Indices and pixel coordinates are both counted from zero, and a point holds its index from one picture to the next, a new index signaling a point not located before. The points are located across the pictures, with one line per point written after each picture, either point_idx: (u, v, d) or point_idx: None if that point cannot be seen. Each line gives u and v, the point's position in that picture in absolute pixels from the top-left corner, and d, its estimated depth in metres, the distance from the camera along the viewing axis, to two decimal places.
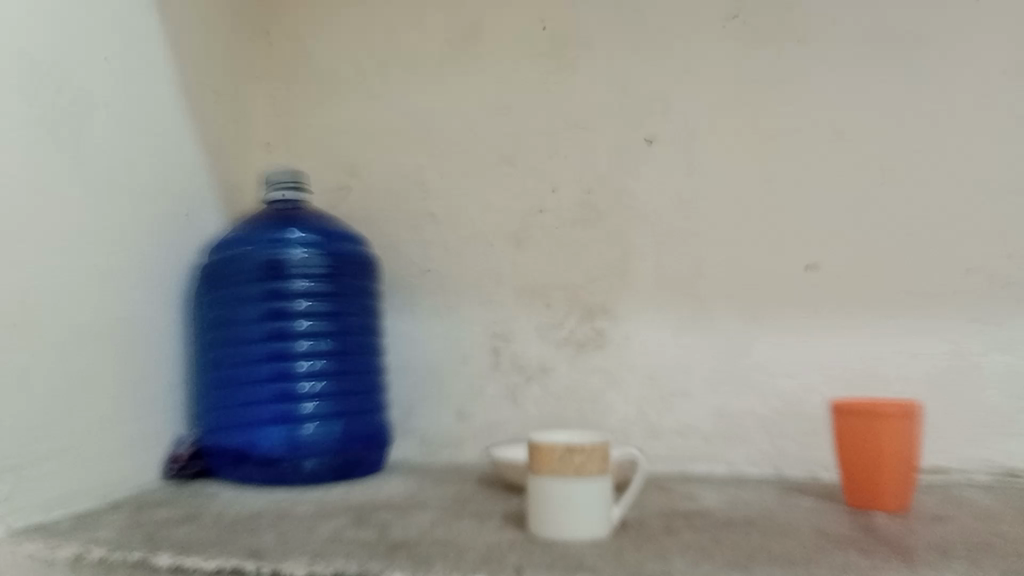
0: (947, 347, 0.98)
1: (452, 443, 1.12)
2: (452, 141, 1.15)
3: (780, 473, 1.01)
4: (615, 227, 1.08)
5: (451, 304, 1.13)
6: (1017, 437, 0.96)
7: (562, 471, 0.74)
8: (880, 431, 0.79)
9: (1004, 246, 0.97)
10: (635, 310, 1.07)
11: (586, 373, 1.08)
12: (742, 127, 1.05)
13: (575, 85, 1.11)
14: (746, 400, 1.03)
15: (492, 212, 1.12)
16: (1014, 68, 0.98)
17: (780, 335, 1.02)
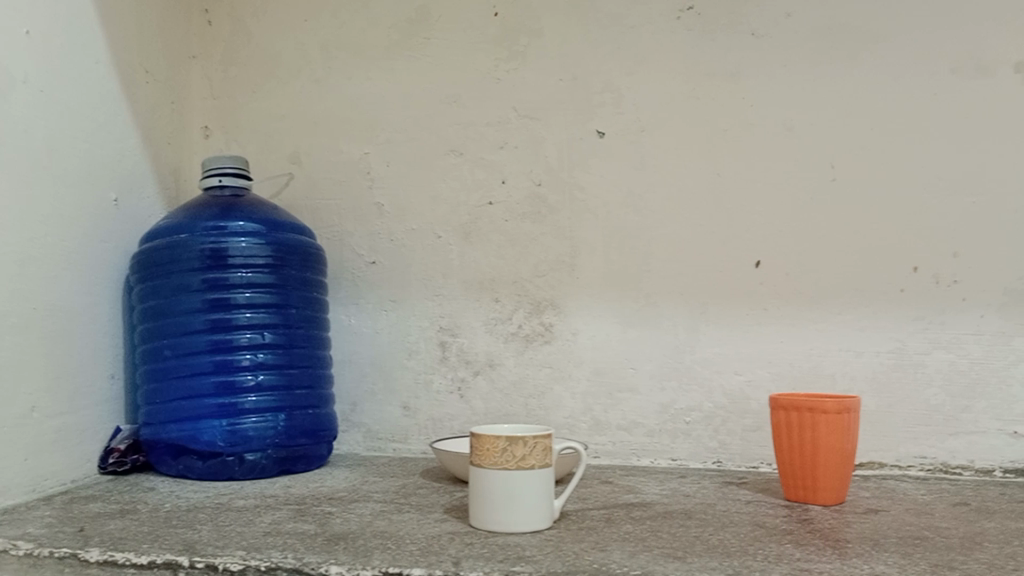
0: (892, 346, 0.98)
1: (398, 437, 1.12)
2: (400, 131, 1.14)
3: (723, 467, 1.02)
4: (563, 221, 1.08)
5: (398, 297, 1.12)
6: (957, 436, 0.96)
7: (504, 463, 0.68)
8: (819, 427, 0.78)
9: (950, 245, 0.97)
10: (582, 305, 1.06)
11: (533, 367, 1.07)
12: (693, 121, 1.05)
13: (526, 75, 1.10)
14: (692, 396, 1.03)
15: (440, 203, 1.12)
16: (964, 67, 0.98)
17: (726, 332, 1.02)
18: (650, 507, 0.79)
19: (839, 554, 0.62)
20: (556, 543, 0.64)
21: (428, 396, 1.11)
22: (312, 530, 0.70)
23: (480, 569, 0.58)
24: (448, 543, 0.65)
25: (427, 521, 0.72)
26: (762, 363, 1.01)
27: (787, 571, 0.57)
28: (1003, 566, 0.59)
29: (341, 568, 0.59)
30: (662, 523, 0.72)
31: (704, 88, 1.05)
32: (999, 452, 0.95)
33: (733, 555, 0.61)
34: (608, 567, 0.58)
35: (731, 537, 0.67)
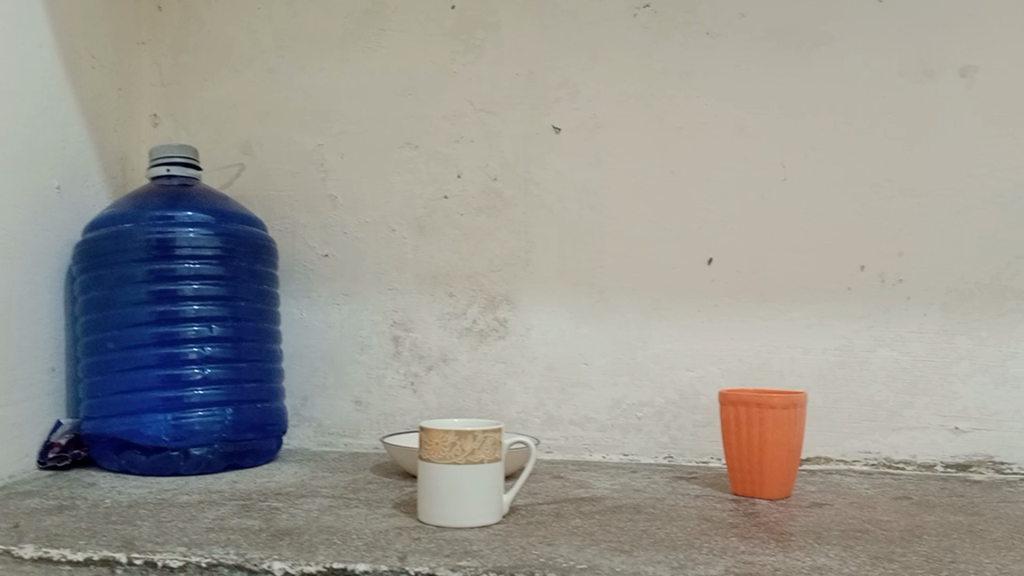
0: (838, 344, 1.00)
1: (349, 432, 1.10)
2: (354, 122, 1.12)
3: (673, 462, 1.03)
4: (518, 215, 1.07)
5: (351, 291, 1.11)
6: (901, 431, 0.98)
7: (453, 457, 0.67)
8: (767, 421, 0.79)
9: (896, 245, 0.99)
10: (536, 300, 1.06)
11: (486, 362, 1.07)
12: (648, 118, 1.05)
13: (482, 68, 1.10)
14: (644, 392, 1.04)
15: (394, 196, 1.11)
16: (911, 70, 1.00)
17: (678, 328, 1.03)
18: (599, 501, 0.79)
19: (783, 547, 0.62)
20: (504, 537, 0.64)
21: (381, 391, 1.10)
22: (257, 525, 0.69)
23: (426, 564, 0.57)
24: (395, 538, 0.64)
25: (375, 517, 0.72)
26: (713, 359, 1.02)
27: (731, 564, 0.57)
28: (940, 558, 0.61)
29: (284, 564, 0.58)
30: (610, 517, 0.72)
31: (659, 85, 1.05)
32: (940, 447, 0.98)
33: (679, 549, 0.61)
34: (555, 561, 0.58)
35: (678, 531, 0.67)
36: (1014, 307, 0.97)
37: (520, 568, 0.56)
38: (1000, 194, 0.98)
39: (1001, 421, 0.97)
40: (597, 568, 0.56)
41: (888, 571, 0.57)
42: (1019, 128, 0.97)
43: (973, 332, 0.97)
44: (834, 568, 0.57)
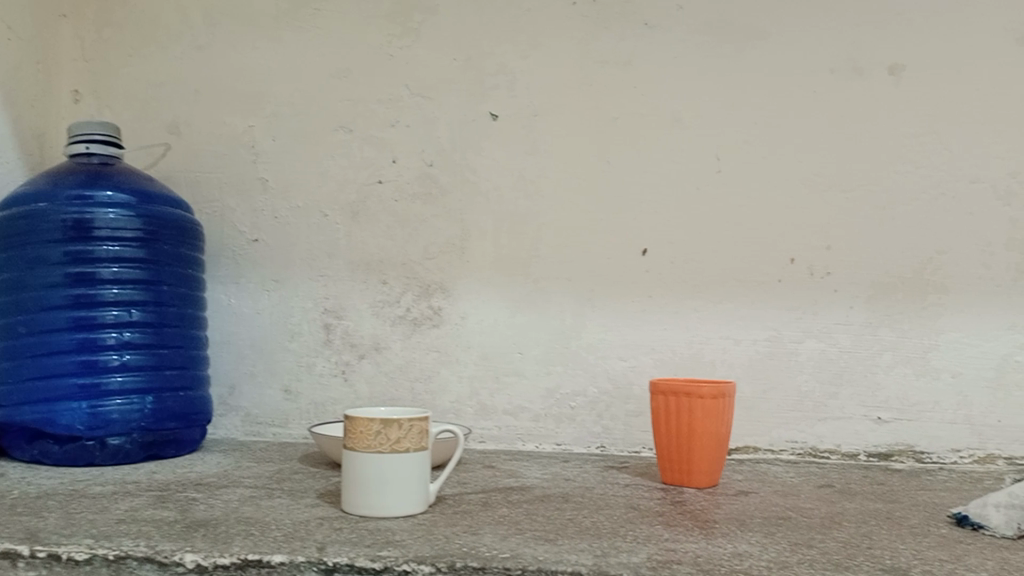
0: (768, 335, 1.01)
1: (278, 421, 1.08)
2: (286, 104, 1.10)
3: (606, 452, 1.03)
4: (454, 203, 1.06)
5: (281, 277, 1.08)
6: (826, 421, 1.00)
7: (377, 446, 0.66)
8: (695, 411, 0.80)
9: (825, 238, 1.01)
10: (470, 288, 1.05)
11: (419, 351, 1.06)
12: (585, 107, 1.05)
13: (418, 52, 1.08)
14: (578, 382, 1.04)
15: (327, 180, 1.08)
16: (842, 67, 1.02)
17: (612, 318, 1.03)
18: (528, 491, 0.79)
19: (706, 534, 0.63)
20: (427, 527, 0.63)
21: (311, 380, 1.07)
22: (172, 517, 0.66)
23: (345, 555, 0.56)
24: (316, 528, 0.63)
25: (297, 507, 0.70)
26: (645, 349, 1.03)
27: (653, 552, 0.57)
28: (857, 544, 0.61)
29: (196, 557, 0.56)
30: (538, 506, 0.72)
31: (596, 75, 1.05)
32: (863, 436, 1.00)
33: (603, 537, 0.61)
34: (477, 551, 0.57)
35: (604, 519, 0.67)
36: (936, 301, 0.99)
37: (442, 557, 0.55)
38: (924, 190, 1.00)
39: (922, 412, 0.99)
40: (519, 556, 0.56)
41: (805, 556, 0.58)
42: (945, 126, 1.00)
43: (897, 325, 0.99)
44: (753, 555, 0.57)
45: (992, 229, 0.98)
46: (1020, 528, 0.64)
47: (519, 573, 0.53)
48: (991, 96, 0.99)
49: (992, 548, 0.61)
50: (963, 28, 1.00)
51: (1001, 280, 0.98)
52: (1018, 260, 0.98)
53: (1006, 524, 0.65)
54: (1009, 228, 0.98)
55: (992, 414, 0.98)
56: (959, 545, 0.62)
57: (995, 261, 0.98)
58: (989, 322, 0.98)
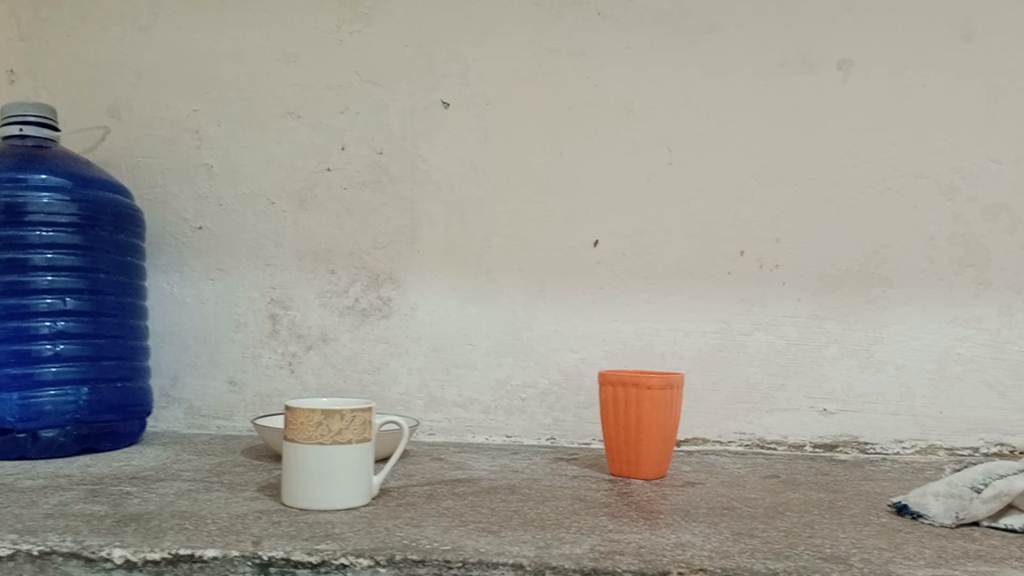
0: (717, 327, 1.02)
1: (222, 414, 1.05)
2: (232, 88, 1.07)
3: (556, 444, 1.03)
4: (404, 192, 1.04)
5: (226, 266, 1.06)
6: (774, 413, 1.01)
7: (318, 437, 0.64)
8: (644, 402, 0.80)
9: (774, 231, 1.01)
10: (420, 279, 1.04)
11: (368, 342, 1.04)
12: (537, 97, 1.04)
13: (369, 37, 1.06)
14: (528, 374, 1.03)
15: (274, 167, 1.06)
16: (792, 61, 1.02)
17: (564, 310, 1.03)
18: (475, 483, 0.78)
19: (650, 525, 0.63)
20: (368, 520, 0.62)
21: (257, 371, 1.05)
22: (103, 511, 0.64)
23: (281, 548, 0.54)
24: (253, 522, 0.61)
25: (235, 500, 0.68)
26: (596, 341, 1.02)
27: (597, 543, 0.57)
28: (798, 533, 0.62)
29: (125, 552, 0.54)
30: (483, 498, 0.71)
31: (549, 64, 1.04)
32: (810, 428, 1.01)
33: (546, 528, 0.60)
34: (418, 543, 0.56)
35: (549, 511, 0.66)
36: (881, 294, 1.00)
37: (381, 550, 0.54)
38: (871, 184, 1.01)
39: (866, 403, 1.00)
40: (460, 549, 0.55)
41: (747, 546, 0.58)
42: (891, 121, 1.01)
43: (843, 318, 1.00)
44: (697, 544, 0.57)
45: (936, 224, 1.00)
46: (958, 518, 0.66)
47: (459, 566, 0.52)
48: (935, 92, 1.01)
49: (930, 537, 0.62)
50: (910, 24, 1.01)
51: (944, 274, 0.99)
52: (961, 254, 0.99)
53: (944, 513, 0.66)
54: (952, 223, 1.00)
55: (933, 405, 1.00)
56: (898, 533, 0.63)
57: (939, 255, 1.00)
58: (931, 315, 1.00)
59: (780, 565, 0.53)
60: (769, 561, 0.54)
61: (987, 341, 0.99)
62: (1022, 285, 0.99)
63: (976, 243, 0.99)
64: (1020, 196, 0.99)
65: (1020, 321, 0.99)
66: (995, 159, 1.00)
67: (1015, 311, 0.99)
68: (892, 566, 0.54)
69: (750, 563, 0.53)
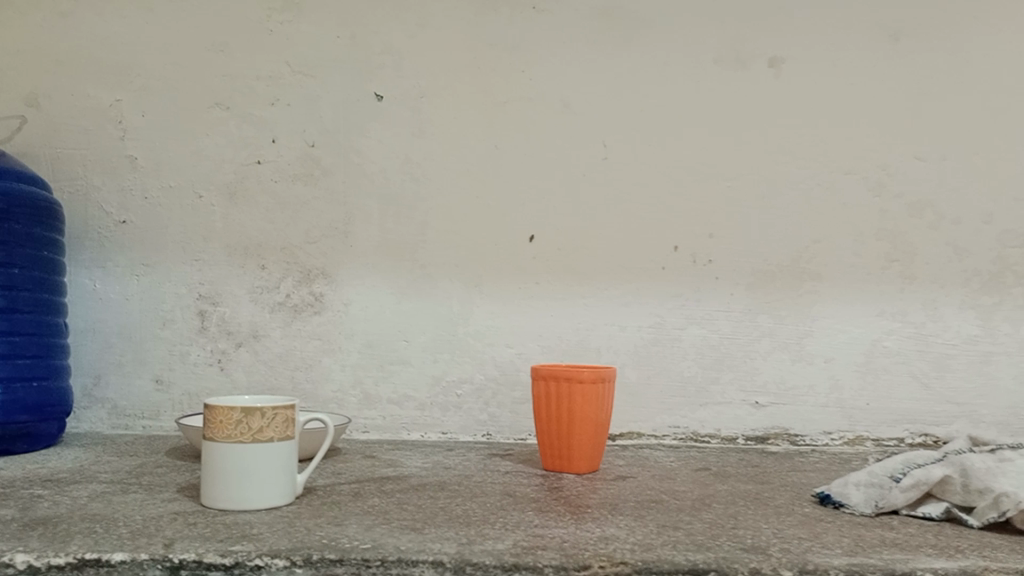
0: (651, 321, 1.02)
1: (148, 414, 1.02)
2: (158, 77, 1.04)
3: (492, 440, 1.02)
4: (337, 185, 1.03)
5: (152, 261, 1.02)
6: (707, 406, 1.02)
7: (238, 436, 0.63)
8: (576, 397, 0.80)
9: (707, 226, 1.02)
10: (354, 274, 1.02)
11: (300, 339, 1.02)
12: (472, 90, 1.03)
13: (301, 28, 1.04)
14: (464, 369, 1.02)
15: (202, 160, 1.03)
16: (725, 58, 1.03)
17: (499, 305, 1.02)
18: (404, 480, 0.77)
19: (576, 519, 0.62)
20: (288, 519, 0.60)
21: (185, 369, 1.02)
22: (9, 515, 0.61)
23: (193, 550, 0.53)
24: (167, 524, 0.59)
25: (152, 502, 0.66)
26: (532, 336, 1.02)
27: (520, 538, 0.56)
28: (722, 525, 0.62)
29: (27, 557, 0.52)
30: (411, 495, 0.70)
31: (485, 58, 1.03)
32: (742, 421, 1.02)
33: (470, 525, 0.60)
34: (337, 542, 0.55)
35: (476, 507, 0.66)
36: (811, 288, 1.02)
37: (298, 550, 0.53)
38: (801, 181, 1.02)
39: (797, 396, 1.02)
40: (380, 547, 0.54)
41: (670, 538, 0.58)
42: (822, 119, 1.03)
43: (775, 312, 1.02)
44: (620, 538, 0.57)
45: (863, 219, 1.02)
46: (878, 506, 0.67)
47: (378, 564, 0.51)
48: (863, 91, 1.03)
49: (850, 526, 0.63)
50: (839, 24, 1.03)
51: (871, 268, 1.02)
52: (887, 250, 1.02)
53: (864, 502, 0.68)
54: (878, 219, 1.02)
55: (861, 397, 1.02)
56: (819, 523, 0.64)
57: (866, 250, 1.02)
58: (859, 310, 1.02)
59: (701, 557, 0.53)
60: (690, 553, 0.54)
61: (912, 334, 1.01)
62: (944, 280, 1.01)
63: (902, 238, 1.02)
64: (943, 192, 1.02)
65: (942, 314, 1.01)
66: (920, 156, 1.02)
67: (938, 304, 1.01)
68: (810, 556, 0.54)
69: (671, 555, 0.53)
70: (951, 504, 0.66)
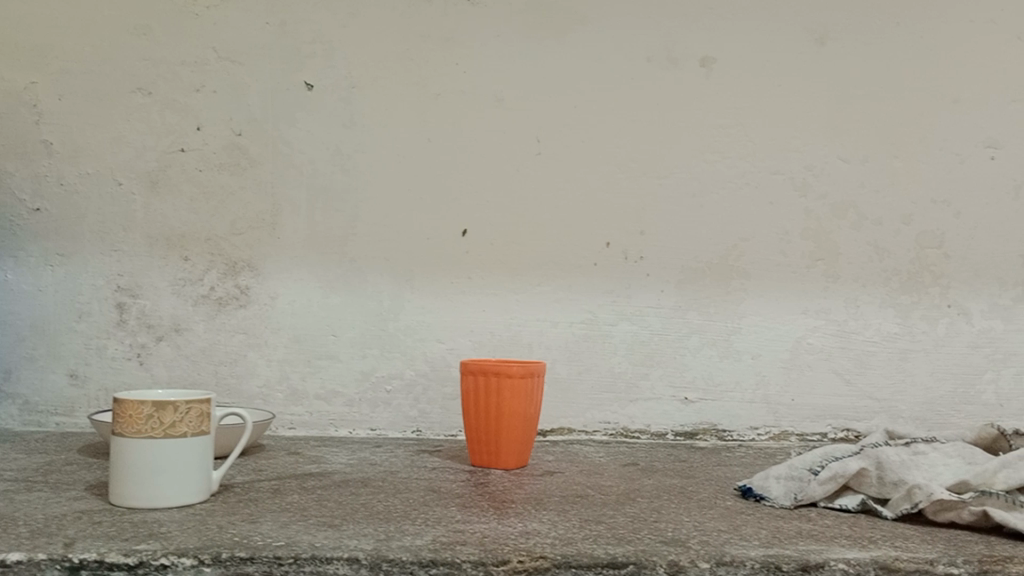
0: (583, 317, 1.02)
1: (62, 410, 0.98)
2: (76, 59, 0.99)
3: (422, 436, 1.01)
4: (264, 175, 1.00)
5: (67, 251, 0.98)
6: (637, 402, 1.03)
7: (149, 431, 0.60)
8: (505, 391, 0.79)
9: (638, 223, 1.03)
10: (281, 267, 1.00)
11: (224, 333, 0.99)
12: (404, 82, 1.02)
13: (228, 13, 1.01)
14: (393, 365, 1.01)
15: (122, 146, 0.99)
16: (658, 57, 1.04)
17: (430, 300, 1.01)
18: (327, 476, 0.75)
19: (499, 514, 0.62)
20: (200, 517, 0.58)
21: (101, 364, 0.98)
22: None
23: (95, 550, 0.50)
24: (71, 523, 0.56)
25: (56, 500, 0.63)
26: (463, 332, 1.01)
27: (440, 534, 0.55)
28: (644, 518, 0.62)
29: None
30: (332, 492, 0.68)
31: (418, 50, 1.02)
32: (671, 417, 1.03)
33: (390, 521, 0.58)
34: (249, 540, 0.53)
35: (398, 503, 0.64)
36: (739, 286, 1.03)
37: (207, 548, 0.51)
38: (730, 179, 1.04)
39: (724, 392, 1.03)
40: (293, 544, 0.52)
41: (592, 532, 0.57)
42: (751, 119, 1.04)
43: (704, 309, 1.03)
44: (542, 533, 0.57)
45: (790, 218, 1.04)
46: (796, 499, 0.68)
47: (290, 562, 0.50)
48: (792, 93, 1.05)
49: (770, 518, 0.64)
50: (769, 26, 1.05)
51: (797, 266, 1.04)
52: (812, 249, 1.04)
53: (784, 495, 0.69)
54: (805, 218, 1.04)
55: (786, 393, 1.04)
56: (740, 516, 0.64)
57: (792, 249, 1.04)
58: (785, 307, 1.04)
59: (621, 550, 0.53)
60: (610, 547, 0.54)
61: (835, 331, 1.04)
62: (866, 278, 1.04)
63: (826, 238, 1.04)
64: (866, 193, 1.04)
65: (864, 312, 1.04)
66: (844, 158, 1.04)
67: (860, 302, 1.04)
68: (727, 548, 0.54)
69: (591, 549, 0.53)
70: (866, 496, 0.68)
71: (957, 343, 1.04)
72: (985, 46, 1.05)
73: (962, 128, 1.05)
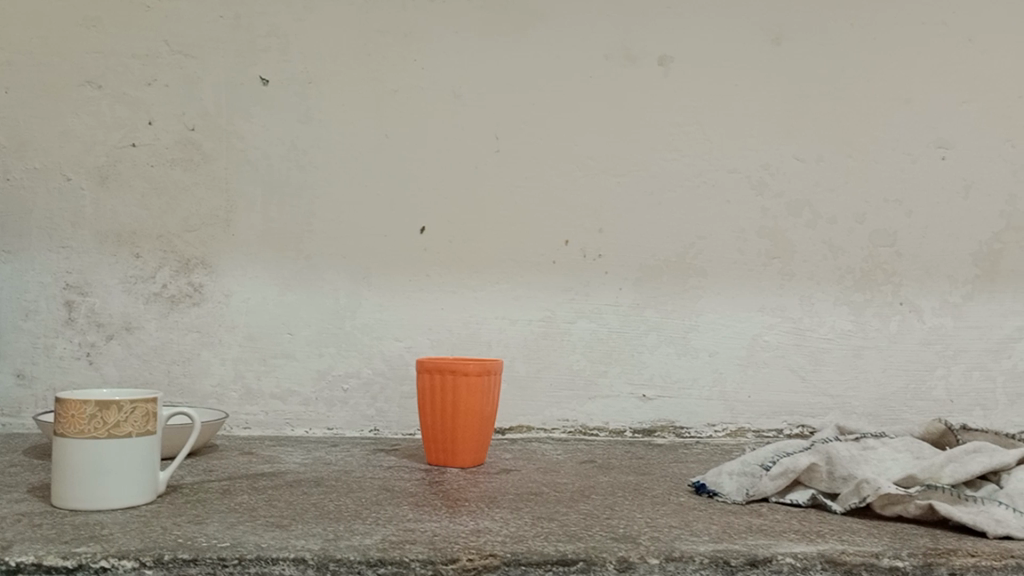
0: (542, 315, 1.02)
1: (8, 411, 0.96)
2: (23, 51, 0.97)
3: (379, 435, 1.00)
4: (218, 171, 0.98)
5: (13, 248, 0.96)
6: (595, 400, 1.03)
7: (91, 432, 0.59)
8: (461, 389, 0.79)
9: (597, 221, 1.03)
10: (235, 264, 0.98)
11: (177, 332, 0.98)
12: (361, 77, 1.01)
13: (180, 5, 0.99)
14: (350, 363, 1.00)
15: (71, 140, 0.97)
16: (616, 55, 1.04)
17: (388, 298, 1.00)
18: (280, 476, 0.74)
19: (451, 512, 0.61)
20: (145, 519, 0.57)
21: (49, 363, 0.96)
22: None
23: (33, 553, 0.49)
24: (9, 526, 0.55)
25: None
26: (422, 330, 1.01)
27: (390, 533, 0.55)
28: (597, 515, 0.62)
29: None
30: (284, 492, 0.67)
31: (375, 45, 1.01)
32: (630, 414, 1.03)
33: (340, 520, 0.58)
34: (194, 541, 0.52)
35: (349, 502, 0.64)
36: (696, 284, 1.04)
37: (150, 550, 0.50)
38: (688, 178, 1.04)
39: (682, 389, 1.04)
40: (239, 545, 0.51)
41: (544, 529, 0.57)
42: (708, 118, 1.05)
43: (662, 307, 1.04)
44: (493, 530, 0.56)
45: (747, 217, 1.05)
46: (748, 494, 0.69)
47: (235, 564, 0.49)
48: (748, 92, 1.05)
49: (722, 513, 0.64)
50: (726, 26, 1.05)
51: (753, 265, 1.05)
52: (767, 247, 1.05)
53: (736, 491, 0.70)
54: (761, 217, 1.05)
55: (742, 390, 1.05)
56: (692, 511, 0.65)
57: (748, 247, 1.05)
58: (742, 305, 1.04)
59: (571, 547, 0.53)
60: (561, 544, 0.53)
61: (790, 329, 1.05)
62: (821, 276, 1.05)
63: (782, 236, 1.05)
64: (820, 192, 1.05)
65: (819, 309, 1.05)
66: (800, 157, 1.05)
67: (815, 300, 1.05)
68: (677, 543, 0.55)
69: (541, 546, 0.53)
70: (816, 491, 0.68)
71: (909, 340, 1.06)
72: (937, 47, 1.07)
73: (914, 128, 1.07)
